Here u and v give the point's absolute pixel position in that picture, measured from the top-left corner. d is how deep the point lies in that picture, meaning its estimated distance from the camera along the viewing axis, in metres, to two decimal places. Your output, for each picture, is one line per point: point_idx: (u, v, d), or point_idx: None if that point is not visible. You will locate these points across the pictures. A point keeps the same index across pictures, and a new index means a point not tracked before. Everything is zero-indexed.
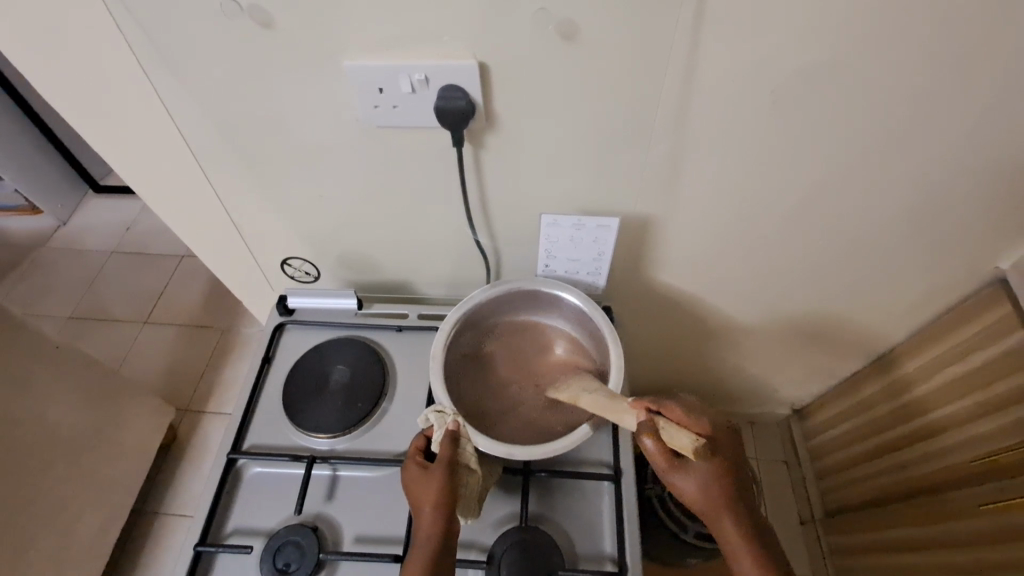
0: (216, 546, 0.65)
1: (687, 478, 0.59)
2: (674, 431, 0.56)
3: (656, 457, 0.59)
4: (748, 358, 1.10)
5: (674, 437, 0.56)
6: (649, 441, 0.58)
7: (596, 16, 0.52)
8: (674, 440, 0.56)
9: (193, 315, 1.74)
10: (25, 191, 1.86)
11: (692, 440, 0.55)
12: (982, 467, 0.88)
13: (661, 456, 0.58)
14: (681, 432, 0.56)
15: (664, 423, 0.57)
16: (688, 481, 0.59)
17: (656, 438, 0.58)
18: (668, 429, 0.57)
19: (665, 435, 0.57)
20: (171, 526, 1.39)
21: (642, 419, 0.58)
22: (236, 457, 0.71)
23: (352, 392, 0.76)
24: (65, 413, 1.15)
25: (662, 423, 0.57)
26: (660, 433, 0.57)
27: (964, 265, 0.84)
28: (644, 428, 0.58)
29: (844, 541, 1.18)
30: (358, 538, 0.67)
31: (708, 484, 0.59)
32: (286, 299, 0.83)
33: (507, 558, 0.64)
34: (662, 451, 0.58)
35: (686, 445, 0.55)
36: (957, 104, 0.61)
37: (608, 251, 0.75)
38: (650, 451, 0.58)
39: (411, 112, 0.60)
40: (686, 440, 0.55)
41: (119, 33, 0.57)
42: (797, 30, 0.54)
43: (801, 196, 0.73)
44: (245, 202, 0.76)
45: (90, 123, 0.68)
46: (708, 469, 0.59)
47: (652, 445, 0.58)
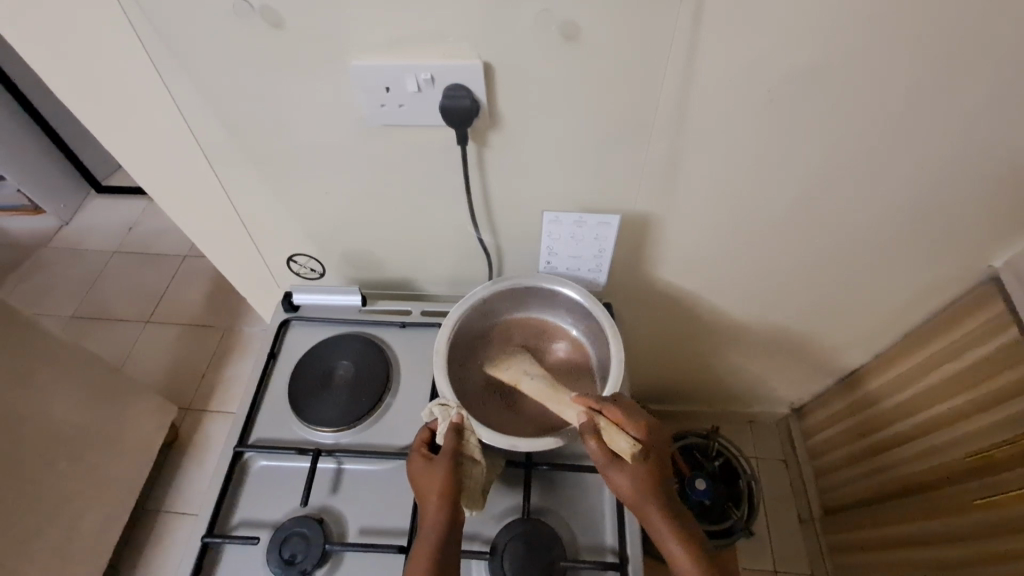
0: (222, 538, 0.66)
1: (628, 483, 0.59)
2: (614, 433, 0.60)
3: (597, 461, 0.60)
4: (746, 356, 1.12)
5: (614, 439, 0.60)
6: (589, 437, 0.61)
7: (598, 17, 0.54)
8: (614, 441, 0.60)
9: (196, 314, 1.75)
10: (28, 191, 1.87)
11: (630, 443, 0.59)
12: (973, 464, 0.89)
13: (601, 459, 0.60)
14: (620, 434, 0.60)
15: (604, 424, 0.61)
16: (628, 488, 0.59)
17: (597, 440, 0.60)
18: (610, 431, 0.60)
19: (607, 436, 0.61)
20: (173, 524, 1.40)
21: (582, 418, 0.62)
22: (242, 450, 0.72)
23: (356, 387, 0.77)
24: (69, 410, 1.16)
25: (603, 425, 0.61)
26: (601, 435, 0.61)
27: (958, 264, 0.86)
28: (586, 428, 0.61)
29: (842, 538, 1.19)
30: (363, 529, 0.68)
31: (650, 492, 0.59)
32: (291, 295, 0.84)
33: (510, 549, 0.65)
34: (603, 454, 0.60)
35: (624, 445, 0.59)
36: (949, 104, 0.62)
37: (609, 248, 0.76)
38: (591, 453, 0.61)
39: (417, 110, 0.62)
40: (624, 442, 0.60)
41: (133, 33, 0.58)
42: (794, 31, 0.56)
43: (798, 195, 0.74)
44: (253, 199, 0.77)
45: (101, 120, 0.69)
46: (649, 476, 0.59)
47: (592, 446, 0.60)
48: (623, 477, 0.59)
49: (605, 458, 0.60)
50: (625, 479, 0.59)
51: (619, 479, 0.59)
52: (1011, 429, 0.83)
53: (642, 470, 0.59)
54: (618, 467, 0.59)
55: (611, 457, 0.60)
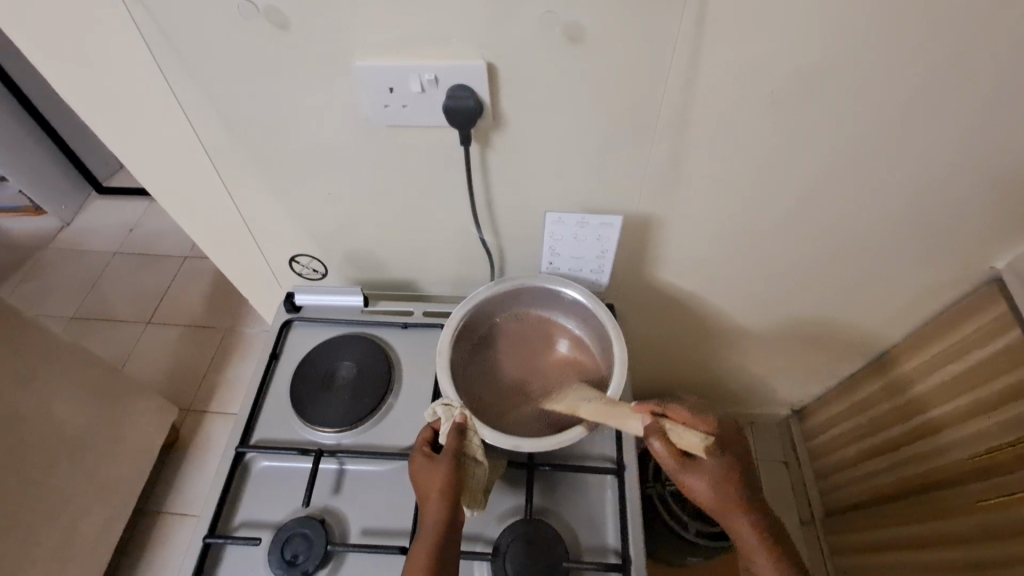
0: (224, 538, 0.66)
1: (698, 479, 0.61)
2: (683, 433, 0.60)
3: (667, 460, 0.61)
4: (747, 357, 1.12)
5: (684, 439, 0.60)
6: (658, 442, 0.61)
7: (601, 17, 0.54)
8: (685, 441, 0.59)
9: (196, 315, 1.75)
10: (29, 191, 1.87)
11: (702, 441, 0.59)
12: (975, 466, 0.89)
13: (671, 458, 0.61)
14: (690, 433, 0.60)
15: (672, 427, 0.60)
16: (700, 482, 0.62)
17: (665, 442, 0.61)
18: (678, 432, 0.60)
19: (675, 437, 0.60)
20: (174, 525, 1.40)
21: (649, 423, 0.61)
22: (244, 450, 0.72)
23: (358, 387, 0.77)
24: (70, 411, 1.16)
25: (671, 427, 0.60)
26: (670, 437, 0.60)
27: (961, 265, 0.86)
28: (654, 433, 0.60)
29: (844, 541, 1.19)
30: (364, 530, 0.68)
31: (720, 483, 0.62)
32: (293, 296, 0.84)
33: (512, 550, 0.65)
34: (672, 454, 0.61)
35: (696, 445, 0.59)
36: (952, 105, 0.62)
37: (611, 249, 0.76)
38: (660, 454, 0.61)
39: (421, 111, 0.62)
40: (696, 441, 0.59)
41: (138, 32, 0.58)
42: (797, 31, 0.56)
43: (800, 196, 0.74)
44: (255, 199, 0.77)
45: (103, 120, 0.69)
46: (719, 468, 0.62)
47: (662, 448, 0.61)
48: (695, 474, 0.62)
49: (674, 457, 0.61)
50: (695, 473, 0.61)
51: (691, 476, 0.62)
52: (1014, 430, 0.83)
53: (711, 463, 0.62)
54: (688, 465, 0.61)
55: (680, 456, 0.61)
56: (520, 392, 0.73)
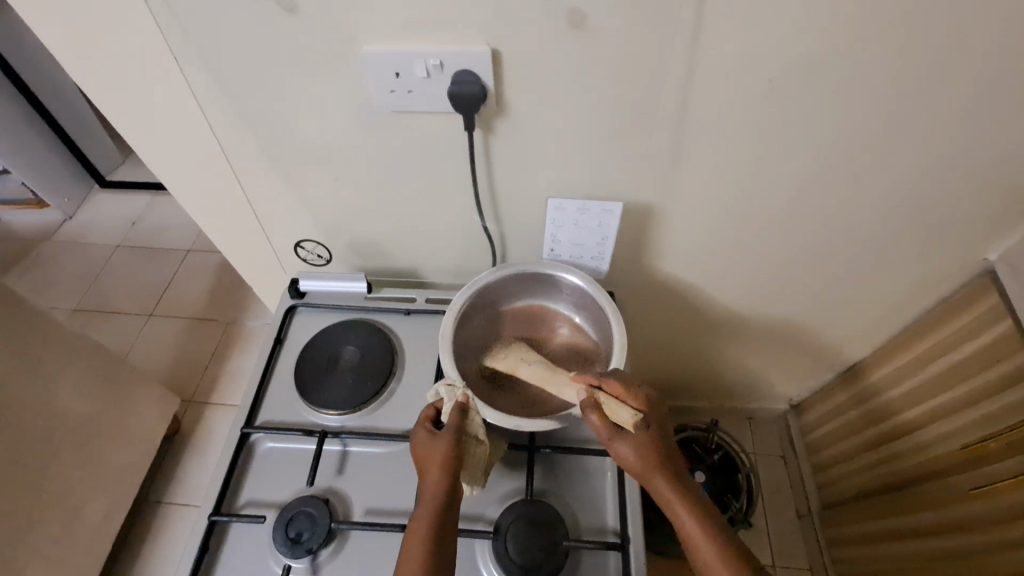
0: (230, 516, 0.67)
1: (631, 451, 0.61)
2: (614, 404, 0.62)
3: (600, 433, 0.62)
4: (745, 349, 1.13)
5: (616, 411, 0.62)
6: (590, 412, 0.62)
7: (603, 4, 0.55)
8: (615, 413, 0.62)
9: (198, 308, 1.76)
10: (32, 184, 1.88)
11: (630, 412, 0.61)
12: (968, 455, 0.90)
13: (604, 431, 0.62)
14: (620, 405, 0.62)
15: (604, 398, 0.63)
16: (632, 455, 0.61)
17: (597, 413, 0.62)
18: (610, 403, 0.62)
19: (607, 409, 0.62)
20: (175, 515, 1.40)
21: (583, 396, 0.64)
22: (250, 431, 0.73)
23: (362, 370, 0.79)
24: (72, 399, 1.17)
25: (603, 399, 0.63)
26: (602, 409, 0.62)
27: (955, 256, 0.87)
28: (587, 404, 0.63)
29: (841, 532, 1.20)
30: (368, 509, 0.69)
31: (652, 459, 0.61)
32: (298, 282, 0.86)
33: (513, 529, 0.66)
34: (605, 426, 0.62)
35: (626, 415, 0.61)
36: (946, 95, 0.63)
37: (612, 235, 0.78)
38: (594, 427, 0.62)
39: (426, 96, 0.63)
40: (624, 412, 0.61)
41: (151, 16, 0.59)
42: (794, 20, 0.57)
43: (797, 185, 0.75)
44: (262, 185, 0.78)
45: (114, 105, 0.71)
46: (651, 442, 0.61)
47: (595, 419, 0.62)
48: (627, 446, 0.61)
49: (607, 429, 0.62)
50: (627, 445, 0.61)
51: (623, 448, 0.61)
52: (1006, 419, 0.84)
53: (643, 437, 0.61)
54: (620, 437, 0.61)
55: (613, 428, 0.62)
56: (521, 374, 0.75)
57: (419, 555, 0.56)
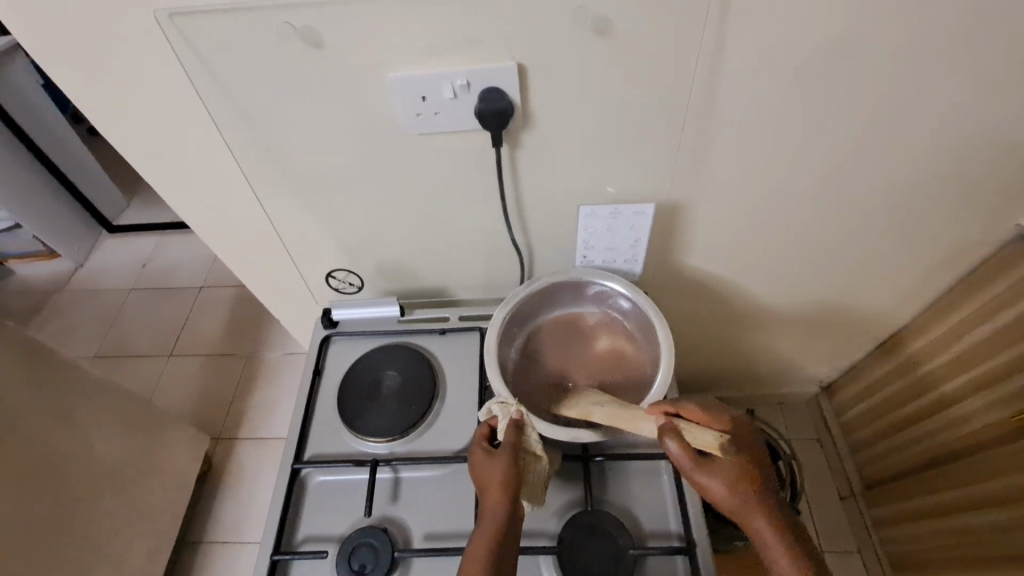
0: (291, 554, 0.67)
1: (715, 480, 0.58)
2: (695, 430, 0.58)
3: (680, 460, 0.59)
4: (776, 336, 1.12)
5: (696, 436, 0.58)
6: (671, 441, 0.59)
7: (627, 9, 0.55)
8: (698, 440, 0.58)
9: (218, 344, 1.76)
10: (42, 236, 1.89)
11: (714, 437, 0.57)
12: (1015, 425, 0.88)
13: (684, 458, 0.59)
14: (703, 431, 0.58)
15: (684, 424, 0.59)
16: (716, 484, 0.58)
17: (678, 440, 0.59)
18: (689, 429, 0.58)
19: (687, 436, 0.59)
20: (216, 553, 1.40)
21: (661, 422, 0.60)
22: (300, 466, 0.73)
23: (405, 395, 0.78)
24: (108, 447, 1.16)
25: (683, 425, 0.59)
26: (683, 435, 0.59)
27: (986, 226, 0.86)
28: (667, 430, 0.59)
29: (886, 512, 1.19)
30: (427, 535, 0.68)
31: (737, 485, 0.58)
32: (330, 312, 0.85)
33: (577, 542, 0.65)
34: (686, 453, 0.59)
35: (712, 444, 0.57)
36: (974, 66, 0.63)
37: (644, 237, 0.78)
38: (674, 453, 0.59)
39: (453, 116, 0.63)
40: (709, 437, 0.57)
41: (179, 64, 0.60)
42: (818, 8, 0.57)
43: (824, 170, 0.75)
44: (289, 218, 0.78)
45: (139, 153, 0.71)
46: (734, 468, 0.58)
47: (674, 446, 0.59)
48: (711, 473, 0.58)
49: (688, 457, 0.58)
50: (710, 473, 0.58)
51: (707, 476, 0.58)
52: None
53: (726, 462, 0.58)
54: (703, 465, 0.58)
55: (694, 455, 0.59)
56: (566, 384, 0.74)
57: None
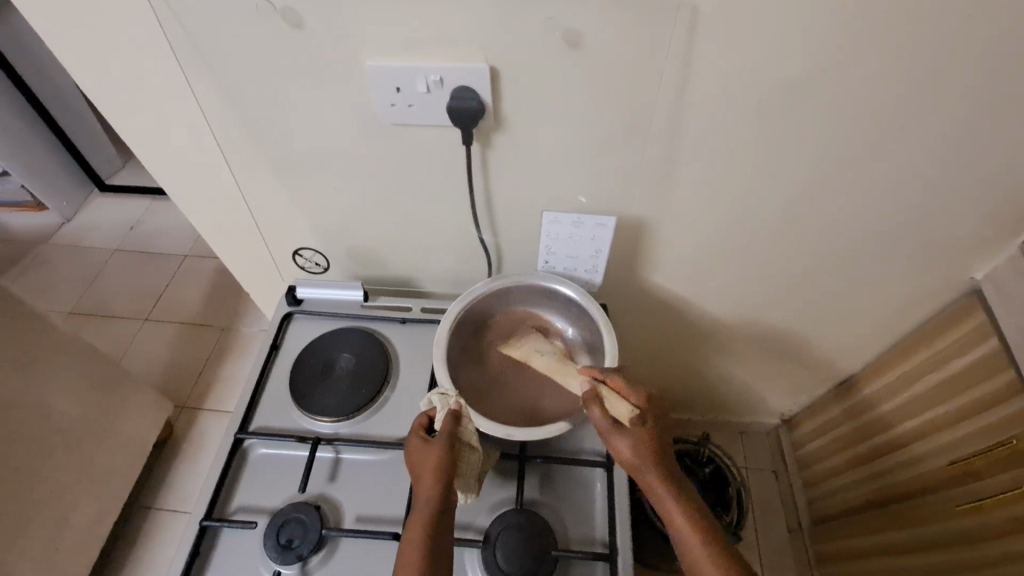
0: (221, 521, 0.67)
1: (627, 446, 0.62)
2: (614, 399, 0.65)
3: (599, 425, 0.64)
4: (737, 363, 1.14)
5: (614, 404, 0.64)
6: (592, 405, 0.65)
7: (599, 26, 0.57)
8: (615, 407, 0.64)
9: (193, 314, 1.76)
10: (31, 187, 1.89)
11: (627, 408, 0.63)
12: (956, 471, 0.91)
13: (602, 423, 0.64)
14: (620, 401, 0.64)
15: (606, 391, 0.65)
16: (628, 450, 0.62)
17: (599, 406, 0.65)
18: (609, 396, 0.65)
19: (607, 404, 0.65)
20: (165, 521, 1.39)
21: (586, 388, 0.67)
22: (243, 437, 0.74)
23: (356, 378, 0.79)
24: (67, 402, 1.16)
25: (604, 392, 0.66)
26: (603, 402, 0.65)
27: (942, 276, 0.88)
28: (589, 394, 0.66)
29: (829, 548, 1.20)
30: (359, 517, 0.69)
31: (647, 457, 0.62)
32: (295, 290, 0.87)
33: (502, 538, 0.66)
34: (604, 419, 0.64)
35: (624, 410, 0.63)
36: (928, 119, 0.65)
37: (605, 249, 0.79)
38: (594, 420, 0.65)
39: (425, 110, 0.65)
40: (623, 407, 0.64)
41: (163, 33, 0.61)
42: (782, 46, 0.59)
43: (786, 204, 0.77)
44: (262, 193, 0.80)
45: (119, 113, 0.72)
46: (647, 438, 0.62)
47: (594, 411, 0.65)
48: (625, 442, 0.62)
49: (606, 422, 0.64)
50: (624, 440, 0.62)
51: (621, 443, 0.62)
52: (993, 436, 0.85)
53: (641, 432, 0.63)
54: (619, 431, 0.63)
55: (611, 422, 0.64)
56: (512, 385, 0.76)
57: (416, 563, 0.56)
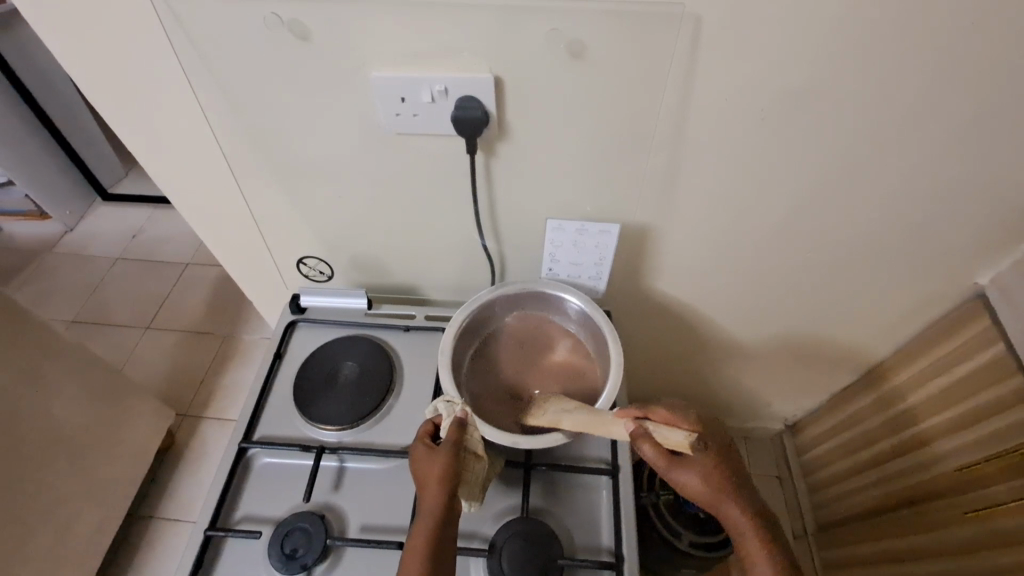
0: (225, 530, 0.67)
1: (694, 478, 0.60)
2: (665, 431, 0.60)
3: (657, 462, 0.61)
4: (740, 369, 1.14)
5: (668, 437, 0.59)
6: (645, 445, 0.60)
7: (602, 37, 0.58)
8: (670, 440, 0.59)
9: (196, 322, 1.76)
10: (35, 196, 1.90)
11: (685, 436, 0.59)
12: (961, 478, 0.90)
13: (661, 459, 0.60)
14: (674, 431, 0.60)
15: (654, 426, 0.61)
16: (696, 480, 0.60)
17: (652, 443, 0.60)
18: (660, 430, 0.60)
19: (659, 437, 0.60)
20: (166, 530, 1.39)
21: (632, 428, 0.61)
22: (247, 446, 0.74)
23: (360, 386, 0.79)
24: (70, 411, 1.16)
25: (654, 427, 0.61)
26: (655, 438, 0.60)
27: (946, 281, 0.88)
28: (639, 434, 0.60)
29: (835, 555, 1.19)
30: (363, 526, 0.69)
31: (715, 482, 0.60)
32: (298, 297, 0.87)
33: (508, 547, 0.66)
34: (661, 455, 0.61)
35: (682, 443, 0.59)
36: (932, 125, 0.66)
37: (609, 256, 0.79)
38: (649, 457, 0.61)
39: (430, 120, 0.65)
40: (679, 437, 0.59)
41: (170, 46, 0.62)
42: (784, 54, 0.59)
43: (789, 210, 0.77)
44: (267, 202, 0.80)
45: (124, 124, 0.72)
46: (712, 462, 0.61)
47: (649, 450, 0.60)
48: (691, 473, 0.60)
49: (664, 458, 0.60)
50: (689, 472, 0.60)
51: (686, 475, 0.60)
52: (1000, 442, 0.84)
53: (703, 460, 0.61)
54: (680, 465, 0.61)
55: (669, 455, 0.61)
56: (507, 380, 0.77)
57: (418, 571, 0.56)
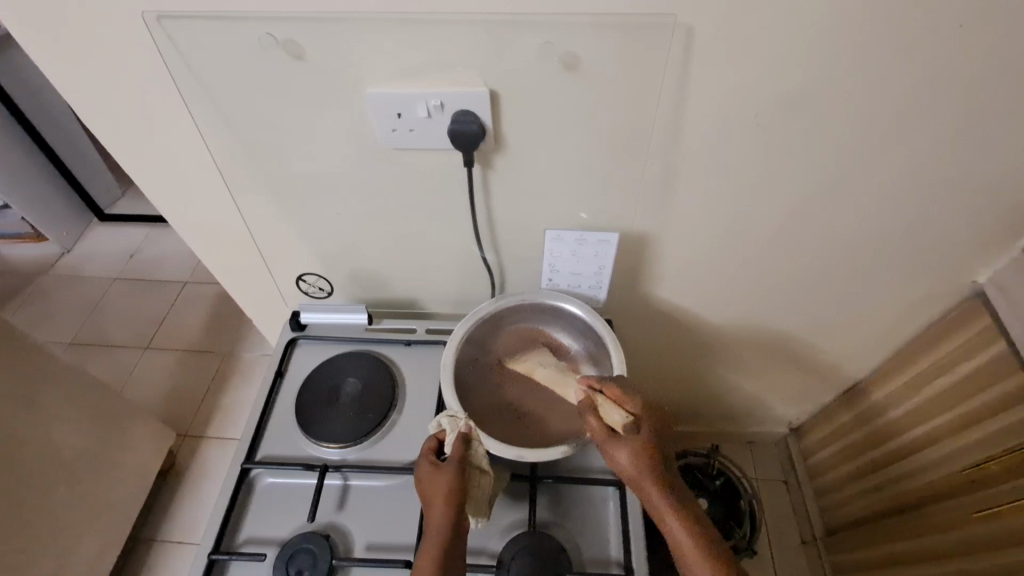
0: (229, 554, 0.66)
1: (623, 456, 0.62)
2: (609, 407, 0.65)
3: (597, 436, 0.65)
4: (742, 374, 1.14)
5: (609, 414, 0.65)
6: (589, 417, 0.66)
7: (595, 48, 0.58)
8: (610, 416, 0.65)
9: (195, 340, 1.75)
10: (31, 218, 1.90)
11: (620, 415, 0.64)
12: (969, 478, 0.90)
13: (598, 433, 0.64)
14: (615, 409, 0.65)
15: (601, 401, 0.66)
16: (624, 462, 0.62)
17: (592, 415, 0.66)
18: (604, 406, 0.65)
19: (603, 411, 0.66)
20: (167, 553, 1.37)
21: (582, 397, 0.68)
22: (249, 467, 0.73)
23: (363, 403, 0.79)
24: (70, 434, 1.15)
25: (600, 402, 0.66)
26: (598, 411, 0.66)
27: (945, 280, 0.88)
28: (585, 405, 0.67)
29: (844, 559, 1.18)
30: (369, 545, 0.68)
31: (644, 466, 0.61)
32: (298, 315, 0.86)
33: (517, 562, 0.65)
34: (600, 428, 0.65)
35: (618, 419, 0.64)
36: (926, 127, 0.66)
37: (608, 265, 0.79)
38: (591, 429, 0.65)
39: (426, 135, 0.65)
40: (617, 415, 0.64)
41: (166, 68, 0.62)
42: (776, 62, 0.60)
43: (785, 214, 0.77)
44: (266, 220, 0.80)
45: (119, 147, 0.72)
46: (643, 447, 0.62)
47: (590, 421, 0.65)
48: (620, 453, 0.62)
49: (602, 432, 0.64)
50: (620, 450, 0.62)
51: (615, 451, 0.62)
52: (1006, 440, 0.84)
53: (633, 441, 0.62)
54: (611, 441, 0.63)
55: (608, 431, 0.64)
56: (506, 391, 0.77)
57: None
